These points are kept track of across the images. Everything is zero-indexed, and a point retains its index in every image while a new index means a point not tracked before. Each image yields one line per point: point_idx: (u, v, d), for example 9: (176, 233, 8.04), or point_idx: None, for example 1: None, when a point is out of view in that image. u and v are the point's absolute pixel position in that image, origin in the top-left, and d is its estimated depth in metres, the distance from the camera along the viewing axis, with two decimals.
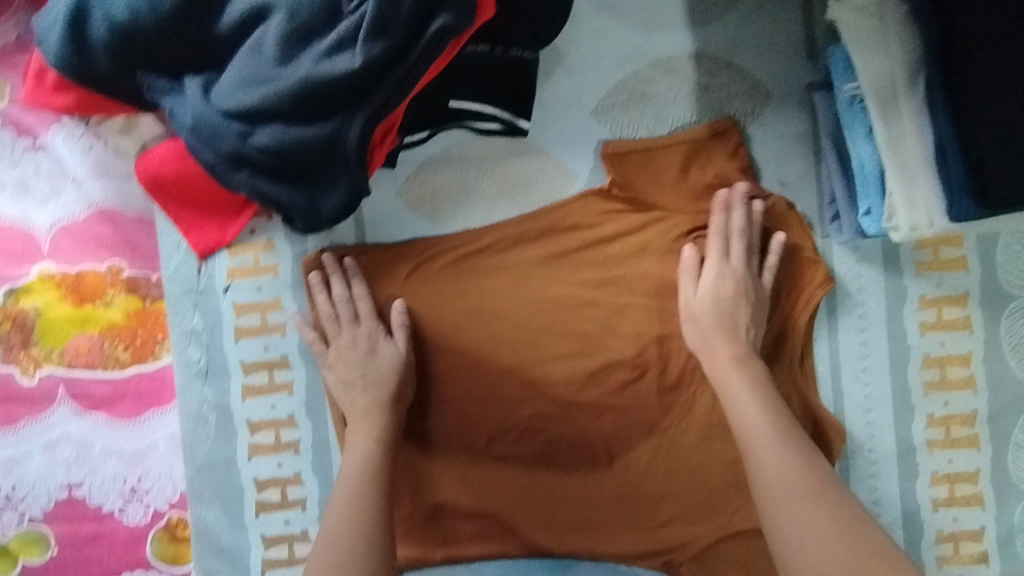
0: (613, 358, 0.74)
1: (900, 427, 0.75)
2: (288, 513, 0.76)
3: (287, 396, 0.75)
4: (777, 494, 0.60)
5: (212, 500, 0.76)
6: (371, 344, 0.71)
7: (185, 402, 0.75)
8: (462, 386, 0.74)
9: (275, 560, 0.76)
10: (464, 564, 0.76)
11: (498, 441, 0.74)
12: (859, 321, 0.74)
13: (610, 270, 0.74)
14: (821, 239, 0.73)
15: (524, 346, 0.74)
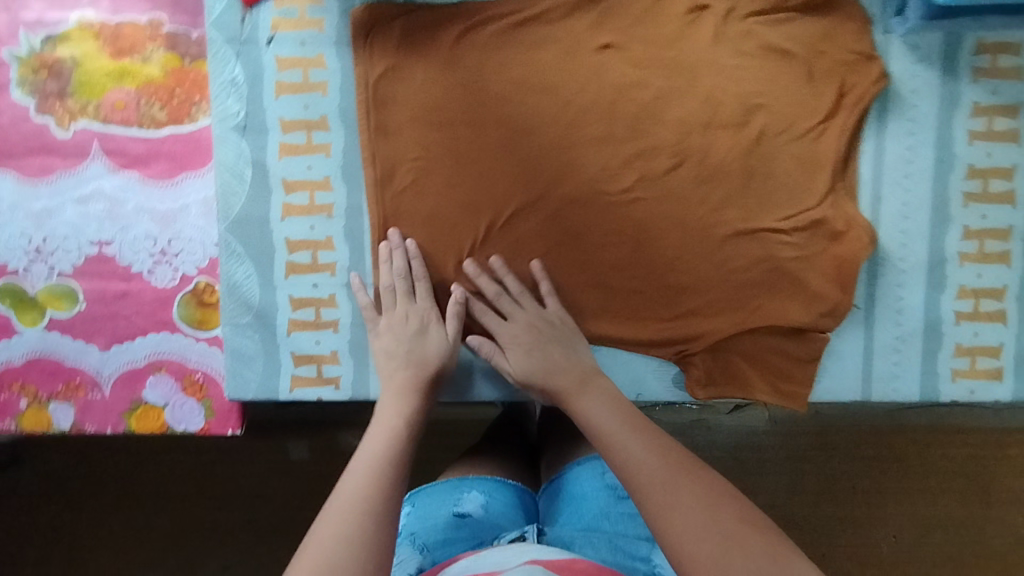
0: (653, 143, 0.74)
1: (934, 236, 0.75)
2: (317, 276, 0.76)
3: (323, 158, 0.75)
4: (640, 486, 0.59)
5: (242, 257, 0.76)
6: (422, 323, 0.74)
7: (221, 154, 0.75)
8: (499, 160, 0.74)
9: (301, 322, 0.77)
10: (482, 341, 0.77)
11: (527, 216, 0.75)
12: (909, 125, 0.73)
13: (661, 50, 0.73)
14: (881, 34, 0.72)
15: (562, 122, 0.74)
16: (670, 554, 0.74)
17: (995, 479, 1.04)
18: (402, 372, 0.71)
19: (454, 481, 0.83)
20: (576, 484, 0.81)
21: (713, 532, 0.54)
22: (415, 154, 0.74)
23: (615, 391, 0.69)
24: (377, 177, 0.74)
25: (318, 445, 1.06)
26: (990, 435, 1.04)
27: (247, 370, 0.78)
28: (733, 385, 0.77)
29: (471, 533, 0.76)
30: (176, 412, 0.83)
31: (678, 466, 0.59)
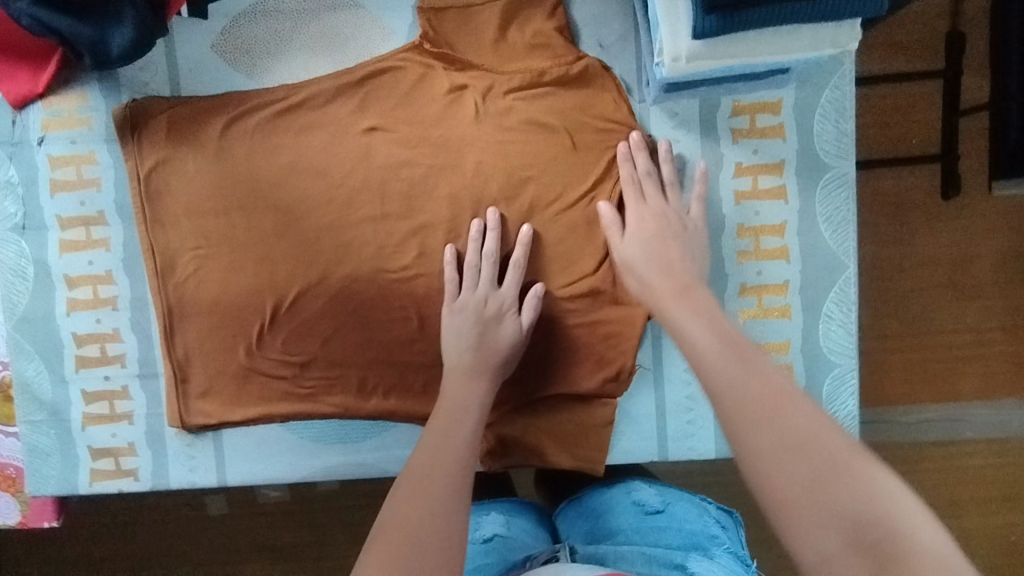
0: (427, 220, 0.75)
1: (713, 295, 0.75)
2: (108, 369, 0.77)
3: (104, 252, 0.75)
4: (729, 404, 0.49)
5: (32, 354, 0.76)
6: (499, 312, 0.72)
7: (2, 255, 0.75)
8: (281, 245, 0.75)
9: (96, 416, 0.77)
10: (280, 422, 0.77)
11: (311, 298, 0.76)
12: (675, 189, 0.74)
13: (427, 130, 0.74)
14: (637, 103, 0.74)
15: (337, 204, 0.75)
16: (709, 562, 0.68)
17: (915, 490, 1.00)
18: (469, 352, 0.69)
19: (474, 506, 0.81)
20: (600, 500, 0.79)
21: (792, 466, 0.44)
22: (196, 244, 0.75)
23: (710, 305, 0.62)
24: (159, 268, 0.75)
25: (235, 497, 1.03)
26: (908, 447, 1.00)
27: (46, 466, 0.78)
28: (529, 452, 0.77)
29: (496, 555, 0.72)
30: None
31: (765, 394, 0.48)
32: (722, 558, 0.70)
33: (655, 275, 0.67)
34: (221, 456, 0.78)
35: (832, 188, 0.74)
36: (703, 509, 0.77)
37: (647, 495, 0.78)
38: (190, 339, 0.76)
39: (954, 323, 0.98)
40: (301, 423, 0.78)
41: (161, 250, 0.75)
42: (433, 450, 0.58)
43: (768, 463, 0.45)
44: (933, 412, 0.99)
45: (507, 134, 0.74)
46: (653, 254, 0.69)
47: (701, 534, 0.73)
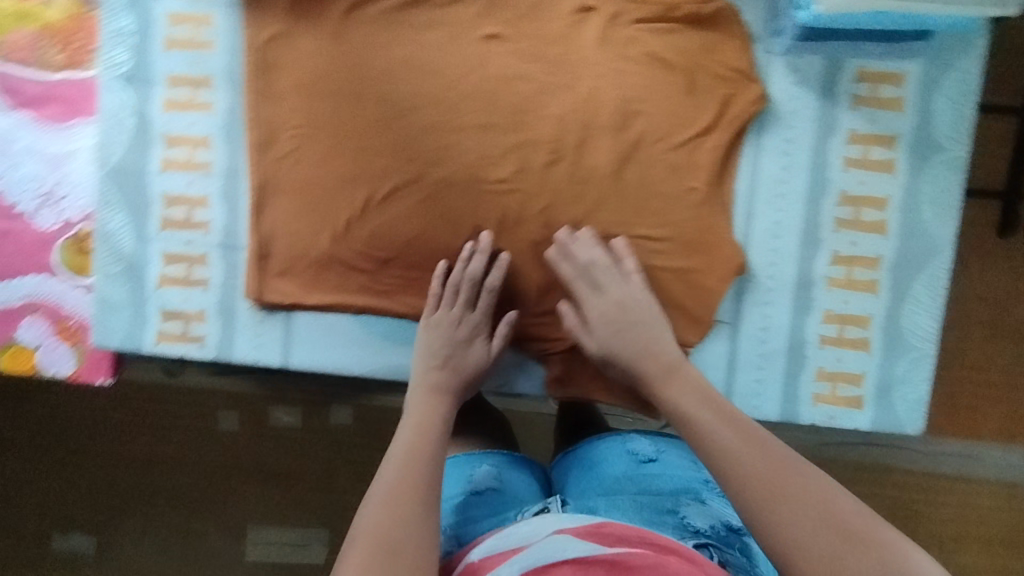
0: (532, 137, 0.74)
1: (804, 258, 0.75)
2: (191, 234, 0.77)
3: (206, 116, 0.75)
4: (739, 490, 0.52)
5: (118, 207, 0.76)
6: (472, 334, 0.73)
7: (105, 102, 0.75)
8: (381, 138, 0.75)
9: (172, 278, 0.77)
10: (353, 314, 0.78)
11: (402, 196, 0.76)
12: (785, 145, 0.74)
13: (547, 47, 0.73)
14: (763, 52, 0.73)
15: (443, 108, 0.74)
16: (701, 505, 0.71)
17: (922, 520, 0.93)
18: (436, 369, 0.71)
19: (462, 456, 0.78)
20: (594, 451, 0.77)
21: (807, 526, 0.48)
22: (297, 124, 0.75)
23: (702, 384, 0.64)
24: (259, 141, 0.75)
25: (247, 418, 1.02)
26: (917, 478, 0.93)
27: (113, 318, 0.78)
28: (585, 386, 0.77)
29: (490, 505, 0.72)
30: (47, 356, 0.83)
31: (771, 457, 0.53)
32: (714, 500, 0.72)
33: (646, 370, 0.67)
34: (287, 343, 0.78)
35: (942, 171, 0.73)
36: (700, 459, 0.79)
37: (641, 444, 0.78)
38: (275, 220, 0.76)
39: (1012, 370, 0.87)
40: (373, 318, 0.78)
41: (264, 124, 0.75)
42: (397, 468, 0.60)
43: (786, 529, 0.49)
44: (963, 448, 0.91)
45: (627, 64, 0.73)
46: (635, 347, 0.68)
47: (695, 479, 0.74)
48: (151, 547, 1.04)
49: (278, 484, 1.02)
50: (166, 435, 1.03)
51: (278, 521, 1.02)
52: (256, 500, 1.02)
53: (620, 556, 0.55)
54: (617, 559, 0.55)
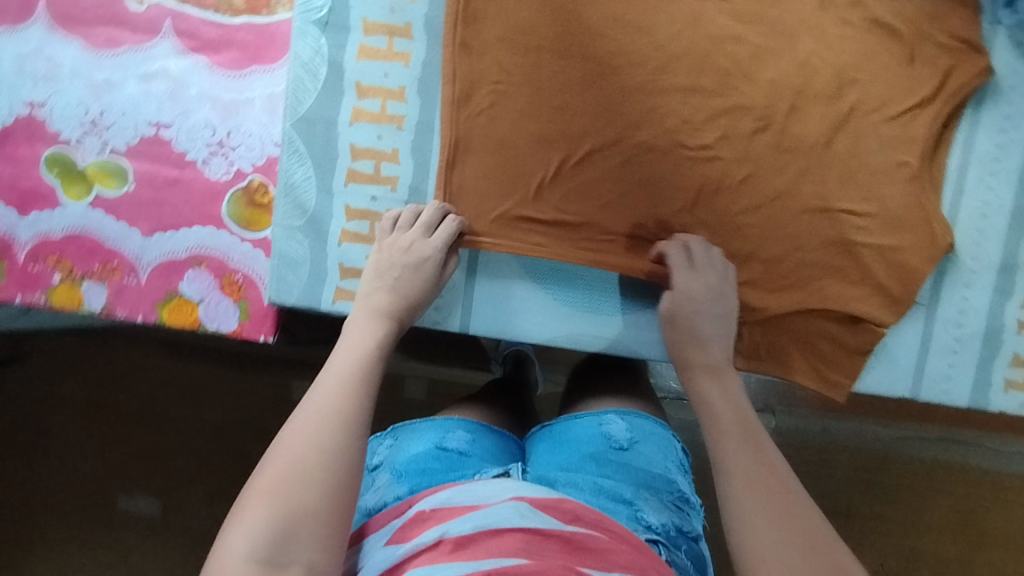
0: (740, 102, 0.71)
1: (1010, 240, 0.73)
2: (377, 190, 0.74)
3: (402, 67, 0.72)
4: (733, 498, 0.55)
5: (304, 158, 0.74)
6: (417, 257, 0.70)
7: (297, 47, 0.72)
8: (581, 98, 0.72)
9: (354, 234, 0.75)
10: (535, 279, 0.76)
11: (598, 159, 0.73)
12: (1002, 121, 0.71)
13: (764, 9, 0.71)
14: (989, 23, 0.70)
15: (650, 67, 0.72)
16: (660, 502, 0.72)
17: (987, 519, 1.03)
18: (377, 292, 0.69)
19: (439, 420, 0.80)
20: (565, 428, 0.78)
21: (761, 502, 0.53)
22: (495, 79, 0.72)
23: (726, 383, 0.66)
24: (454, 95, 0.72)
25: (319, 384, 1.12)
26: (995, 475, 1.03)
27: (291, 275, 0.76)
28: (773, 363, 0.75)
29: (451, 465, 0.73)
30: (210, 310, 0.81)
31: (759, 453, 0.57)
32: (675, 501, 0.73)
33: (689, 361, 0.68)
34: (479, 261, 0.76)
35: None
36: (667, 453, 0.77)
37: (617, 429, 0.78)
38: (463, 178, 0.73)
39: None
40: (555, 282, 0.76)
41: (462, 80, 0.72)
42: (332, 392, 0.58)
43: (744, 499, 0.54)
44: (1021, 449, 1.03)
45: (846, 30, 0.71)
46: (693, 342, 0.68)
47: (660, 475, 0.74)
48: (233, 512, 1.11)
49: None
50: (269, 401, 1.12)
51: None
52: None
53: (575, 535, 0.55)
54: (572, 537, 0.55)
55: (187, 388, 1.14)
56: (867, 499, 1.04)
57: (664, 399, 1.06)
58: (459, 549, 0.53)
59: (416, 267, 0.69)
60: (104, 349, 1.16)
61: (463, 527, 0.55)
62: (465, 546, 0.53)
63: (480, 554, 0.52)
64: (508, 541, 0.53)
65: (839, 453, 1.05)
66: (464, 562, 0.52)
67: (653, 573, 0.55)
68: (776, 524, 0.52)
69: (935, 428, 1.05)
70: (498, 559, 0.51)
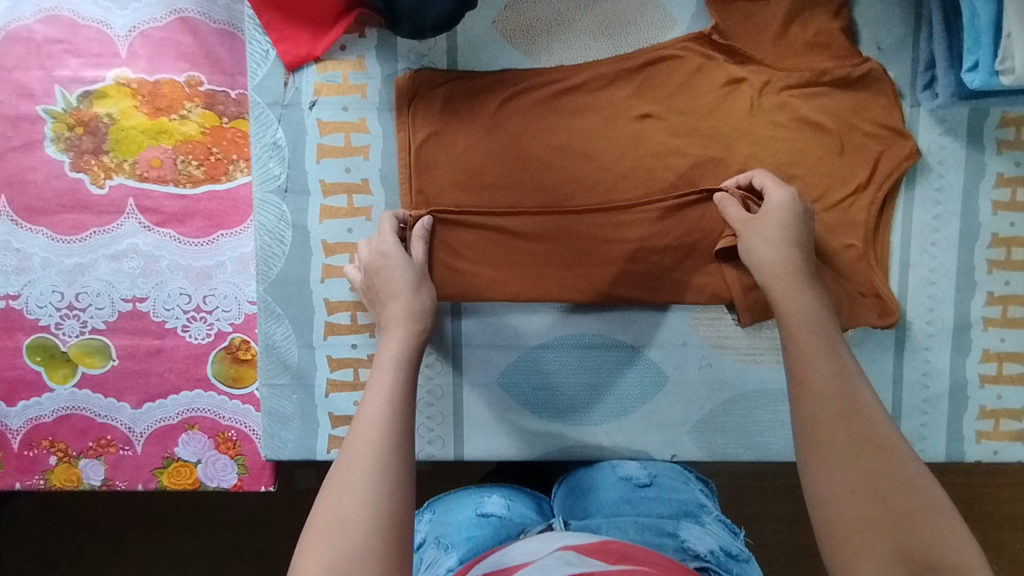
0: (687, 210, 0.73)
1: (960, 301, 0.77)
2: (356, 337, 0.77)
3: (364, 221, 0.75)
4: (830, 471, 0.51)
5: (282, 318, 0.76)
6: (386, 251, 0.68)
7: (262, 216, 0.75)
8: (535, 227, 0.74)
9: (340, 382, 0.77)
10: (518, 396, 0.78)
11: (562, 284, 0.75)
12: (935, 194, 0.76)
13: (700, 121, 0.74)
14: (910, 107, 0.75)
15: (600, 188, 0.74)
16: (701, 531, 0.73)
17: None
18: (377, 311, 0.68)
19: (474, 488, 0.83)
20: (587, 476, 0.79)
21: (863, 505, 0.49)
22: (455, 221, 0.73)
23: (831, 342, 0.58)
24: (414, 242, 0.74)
25: None
26: None
27: (284, 430, 0.78)
28: (750, 448, 0.79)
29: (494, 528, 0.76)
30: (208, 469, 0.82)
31: (862, 437, 0.52)
32: (713, 525, 0.74)
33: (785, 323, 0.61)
34: (456, 393, 0.78)
35: None
36: (688, 476, 0.80)
37: (632, 468, 0.79)
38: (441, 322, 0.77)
39: None
40: (545, 368, 0.78)
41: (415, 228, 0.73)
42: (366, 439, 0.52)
43: (838, 499, 0.50)
44: None
45: (779, 131, 0.74)
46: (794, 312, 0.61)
47: (692, 502, 0.76)
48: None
49: None
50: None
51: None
52: None
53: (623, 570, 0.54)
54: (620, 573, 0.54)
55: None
56: None
57: None
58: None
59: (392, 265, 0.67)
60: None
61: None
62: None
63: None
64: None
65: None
66: None
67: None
68: (868, 523, 0.48)
69: None
70: None
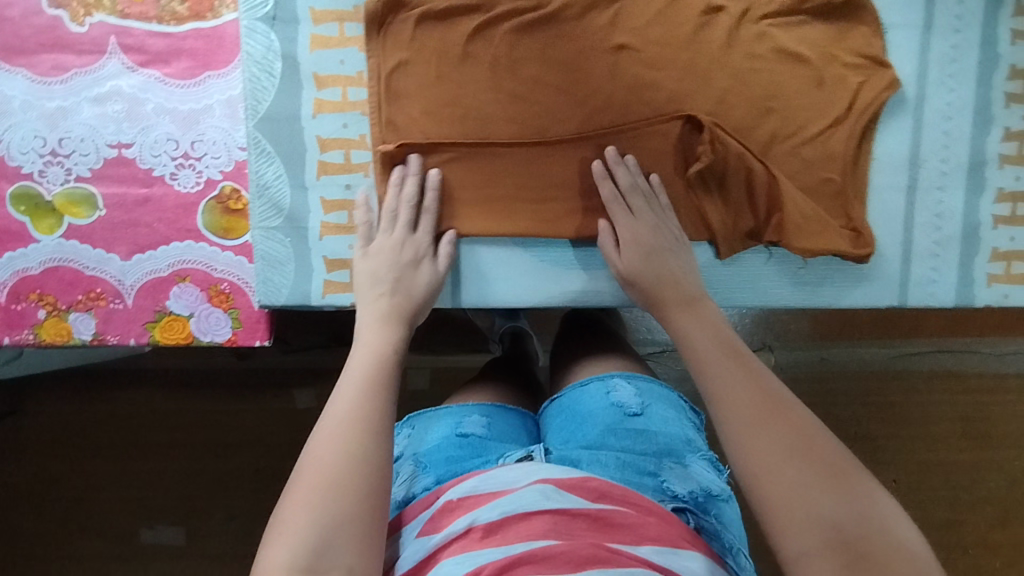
0: (691, 42, 0.72)
1: (977, 137, 0.74)
2: (351, 178, 0.74)
3: (357, 52, 0.72)
4: (742, 421, 0.55)
5: (273, 156, 0.73)
6: (416, 257, 0.70)
7: (249, 46, 0.71)
8: (538, 62, 0.72)
9: (334, 226, 0.75)
10: (516, 239, 0.76)
11: (565, 123, 0.73)
12: (954, 22, 0.72)
13: None
14: None
15: (603, 18, 0.72)
16: (684, 470, 0.70)
17: (990, 419, 1.11)
18: (385, 297, 0.67)
19: (452, 406, 0.78)
20: (580, 401, 0.77)
21: (808, 489, 0.50)
22: (460, 52, 0.72)
23: (740, 354, 0.61)
24: (413, 77, 0.72)
25: (325, 394, 1.16)
26: (989, 378, 1.12)
27: (277, 275, 0.75)
28: (754, 297, 0.76)
29: (471, 452, 0.72)
30: (201, 323, 0.80)
31: (802, 443, 0.52)
32: (696, 463, 0.71)
33: (686, 345, 0.64)
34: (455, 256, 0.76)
35: None
36: (680, 411, 0.77)
37: (625, 394, 0.76)
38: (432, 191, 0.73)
39: None
40: (545, 245, 0.76)
41: (410, 70, 0.72)
42: (344, 425, 0.55)
43: (763, 458, 0.52)
44: (1012, 348, 1.12)
45: None
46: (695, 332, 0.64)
47: (679, 439, 0.73)
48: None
49: None
50: (281, 414, 1.15)
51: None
52: None
53: (602, 512, 0.56)
54: (599, 514, 0.56)
55: (200, 414, 1.15)
56: (875, 421, 1.11)
57: (661, 352, 1.10)
58: (489, 535, 0.55)
59: (421, 276, 0.70)
60: (102, 388, 1.15)
61: (491, 514, 0.56)
62: (497, 532, 0.55)
63: (513, 537, 0.54)
64: (536, 524, 0.55)
65: (839, 380, 1.12)
66: (495, 548, 0.53)
67: (682, 545, 0.56)
68: (792, 487, 0.50)
69: (928, 341, 1.12)
70: (527, 542, 0.53)
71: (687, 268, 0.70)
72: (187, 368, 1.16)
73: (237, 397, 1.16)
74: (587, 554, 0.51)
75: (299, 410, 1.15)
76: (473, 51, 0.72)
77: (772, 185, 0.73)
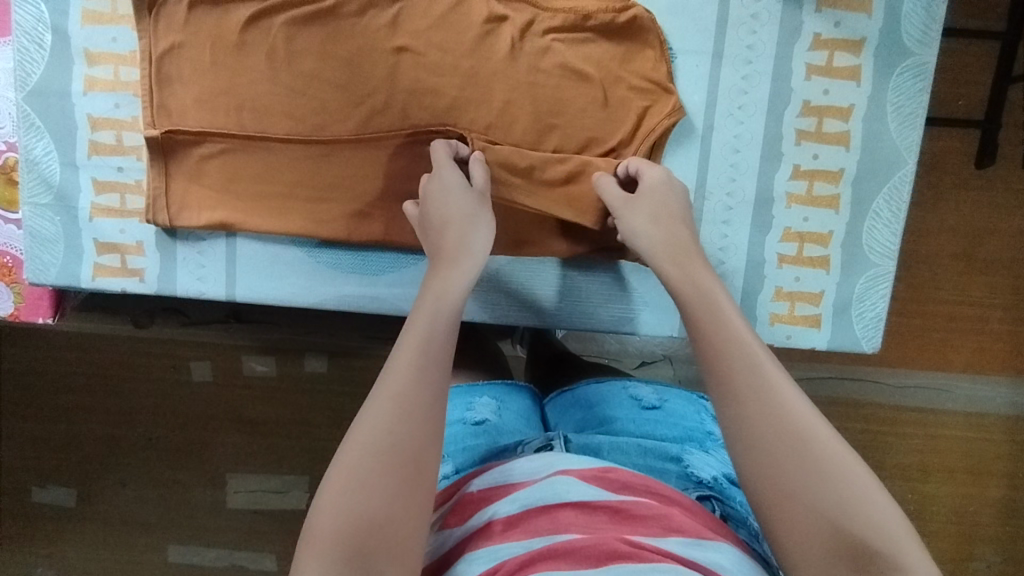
0: (471, 48, 0.70)
1: (765, 173, 0.72)
2: (122, 160, 0.73)
3: (129, 29, 0.71)
4: (730, 398, 0.46)
5: (43, 132, 0.72)
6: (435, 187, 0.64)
7: (18, 16, 0.70)
8: (313, 54, 0.70)
9: (106, 208, 0.73)
10: (287, 237, 0.74)
11: (340, 120, 0.70)
12: (746, 53, 0.71)
13: None
14: None
15: (379, 16, 0.69)
16: (705, 455, 0.65)
17: (888, 452, 1.05)
18: (451, 228, 0.60)
19: (465, 387, 0.74)
20: (594, 392, 0.74)
21: (785, 476, 0.43)
22: (235, 39, 0.69)
23: (732, 331, 0.49)
24: (184, 60, 0.70)
25: (223, 367, 1.05)
26: (888, 410, 1.04)
27: (46, 254, 0.74)
28: (528, 313, 0.75)
29: (490, 437, 0.67)
30: None
31: (749, 397, 0.46)
32: (718, 452, 0.67)
33: (677, 296, 0.55)
34: (227, 250, 0.74)
35: (907, 78, 0.70)
36: (701, 406, 0.73)
37: (644, 391, 0.73)
38: (209, 183, 0.72)
39: (981, 302, 1.03)
40: (319, 247, 0.74)
41: (181, 53, 0.70)
42: (388, 408, 0.47)
43: (747, 435, 0.45)
44: (917, 381, 1.04)
45: None
46: (684, 285, 0.55)
47: (698, 429, 0.69)
48: (140, 496, 1.08)
49: (201, 432, 1.06)
50: (151, 387, 1.06)
51: (249, 473, 1.06)
52: (234, 448, 1.06)
53: (625, 504, 0.50)
54: (621, 506, 0.49)
55: None
56: None
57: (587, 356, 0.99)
58: (511, 528, 0.49)
59: (448, 192, 0.62)
60: None
61: (512, 507, 0.51)
62: (518, 526, 0.49)
63: (536, 531, 0.48)
64: (559, 518, 0.49)
65: None
66: (519, 542, 0.48)
67: (709, 536, 0.48)
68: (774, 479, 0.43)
69: (828, 366, 1.04)
70: (550, 535, 0.47)
71: (479, 181, 0.64)
72: (27, 344, 1.07)
73: (77, 376, 1.06)
74: (610, 548, 0.45)
75: (195, 383, 1.05)
76: (248, 37, 0.69)
77: (545, 203, 0.71)
